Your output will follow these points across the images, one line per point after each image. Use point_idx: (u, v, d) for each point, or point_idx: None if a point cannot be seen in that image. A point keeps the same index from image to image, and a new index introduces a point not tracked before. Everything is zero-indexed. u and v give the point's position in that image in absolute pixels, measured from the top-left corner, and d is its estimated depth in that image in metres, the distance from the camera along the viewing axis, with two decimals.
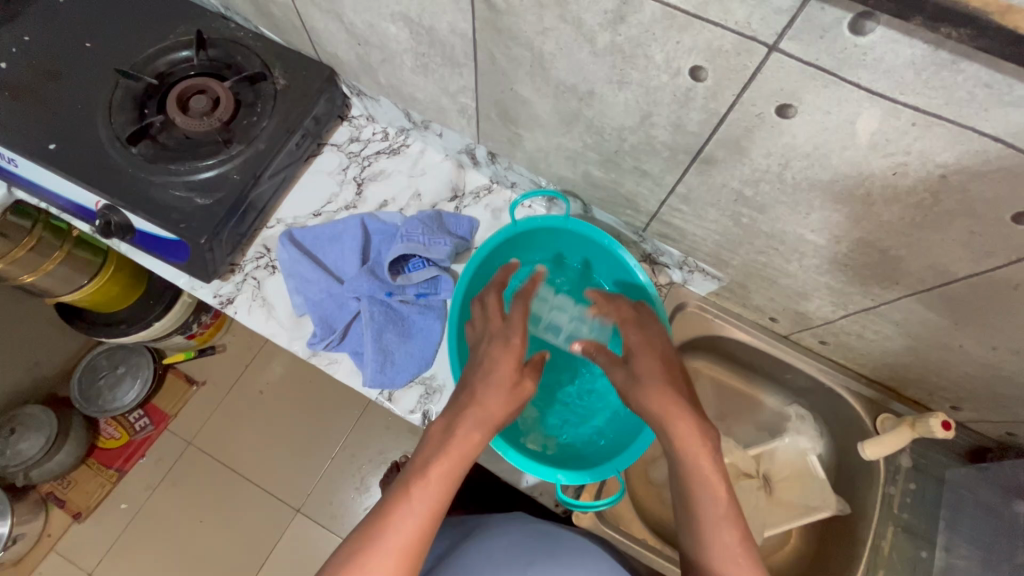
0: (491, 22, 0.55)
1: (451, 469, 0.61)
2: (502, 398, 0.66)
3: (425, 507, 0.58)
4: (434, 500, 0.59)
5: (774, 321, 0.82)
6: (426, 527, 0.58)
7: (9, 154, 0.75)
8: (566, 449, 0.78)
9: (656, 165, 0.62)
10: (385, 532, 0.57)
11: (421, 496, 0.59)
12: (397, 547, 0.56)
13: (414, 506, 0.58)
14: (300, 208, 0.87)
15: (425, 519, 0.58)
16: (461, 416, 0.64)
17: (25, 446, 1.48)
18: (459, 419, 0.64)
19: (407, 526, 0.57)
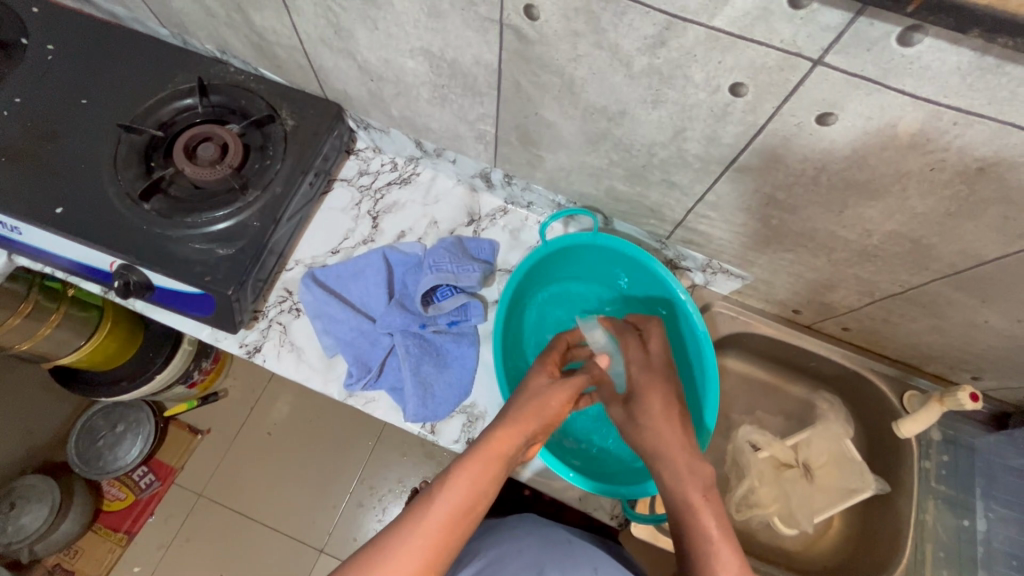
0: (520, 52, 0.56)
1: (486, 475, 0.58)
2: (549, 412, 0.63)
3: (457, 508, 0.56)
4: (467, 496, 0.57)
5: (797, 313, 0.85)
6: (454, 530, 0.56)
7: (12, 223, 0.72)
8: (614, 462, 0.79)
9: (686, 177, 0.64)
10: (411, 532, 0.54)
11: (453, 497, 0.56)
12: (423, 546, 0.54)
13: (444, 506, 0.56)
14: (317, 247, 0.86)
15: (453, 520, 0.56)
16: (499, 422, 0.62)
17: (26, 520, 1.40)
18: (497, 424, 0.62)
19: (435, 526, 0.55)
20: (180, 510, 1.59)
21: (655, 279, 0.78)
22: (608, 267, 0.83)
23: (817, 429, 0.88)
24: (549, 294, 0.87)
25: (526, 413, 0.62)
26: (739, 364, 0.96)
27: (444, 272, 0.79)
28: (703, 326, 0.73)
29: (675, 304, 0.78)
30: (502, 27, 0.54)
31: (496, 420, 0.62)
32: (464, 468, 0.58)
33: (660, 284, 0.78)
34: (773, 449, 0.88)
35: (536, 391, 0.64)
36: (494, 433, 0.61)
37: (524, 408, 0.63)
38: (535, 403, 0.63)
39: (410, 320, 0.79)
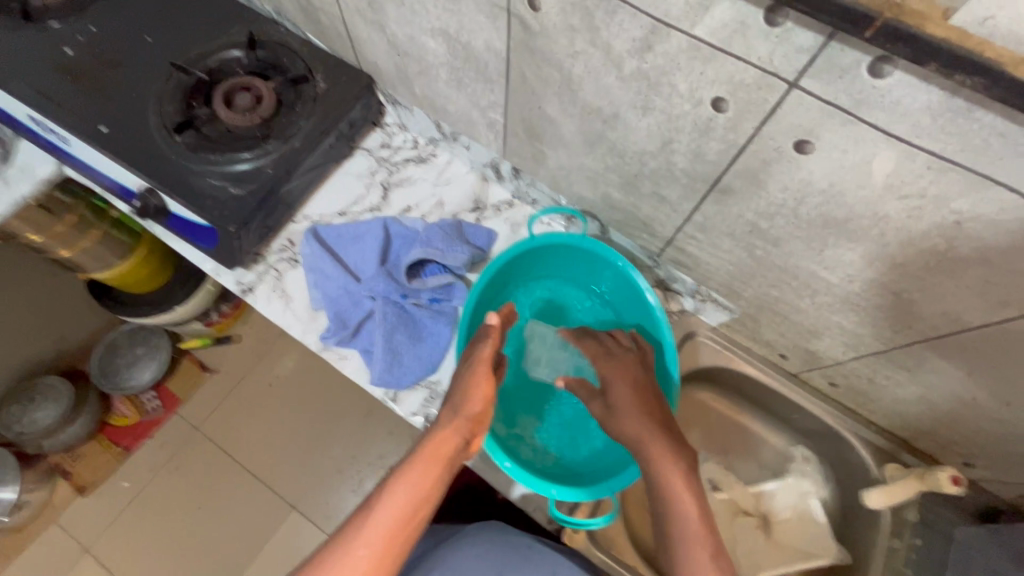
0: (525, 43, 0.58)
1: (423, 478, 0.60)
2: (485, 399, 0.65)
3: (397, 515, 0.58)
4: (409, 499, 0.59)
5: (784, 358, 0.82)
6: (397, 535, 0.58)
7: (63, 133, 0.80)
8: (566, 464, 0.79)
9: (674, 192, 0.64)
10: (353, 539, 0.57)
11: (391, 505, 0.59)
12: (369, 554, 0.56)
13: (385, 514, 0.58)
14: (326, 207, 0.90)
15: (394, 526, 0.58)
16: (433, 428, 0.64)
17: (40, 415, 1.51)
18: (434, 429, 0.64)
19: (378, 533, 0.57)
20: (177, 439, 1.69)
21: (636, 292, 0.77)
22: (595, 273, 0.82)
23: (783, 483, 0.88)
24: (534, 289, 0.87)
25: (457, 412, 0.64)
26: (719, 401, 0.94)
27: (431, 250, 0.81)
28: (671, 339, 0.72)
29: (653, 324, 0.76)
30: (509, 15, 0.56)
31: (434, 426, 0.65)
32: (402, 475, 0.60)
33: (636, 293, 0.77)
34: (734, 494, 0.88)
35: (464, 385, 0.66)
36: (429, 438, 0.63)
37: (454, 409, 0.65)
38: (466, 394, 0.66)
39: (394, 288, 0.82)
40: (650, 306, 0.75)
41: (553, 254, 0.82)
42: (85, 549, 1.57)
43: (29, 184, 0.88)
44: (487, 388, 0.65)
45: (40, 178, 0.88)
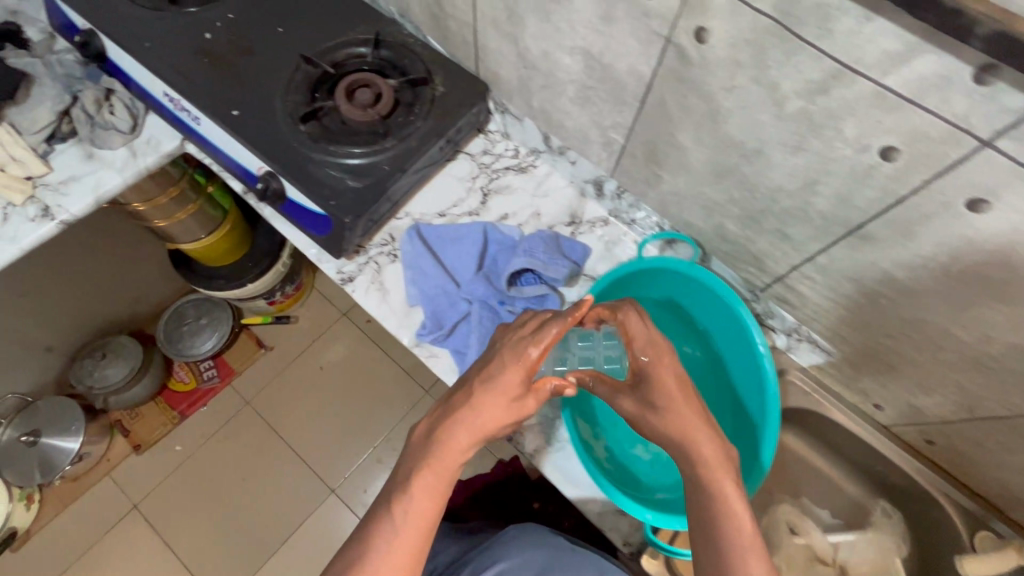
0: (676, 72, 0.58)
1: (431, 488, 0.53)
2: (512, 404, 0.57)
3: (414, 535, 0.50)
4: (427, 514, 0.52)
5: (877, 409, 0.80)
6: (413, 560, 0.50)
7: (196, 113, 0.85)
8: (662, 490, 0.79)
9: (802, 232, 0.63)
10: (363, 569, 0.49)
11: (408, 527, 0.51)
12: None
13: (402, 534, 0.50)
14: (427, 206, 0.93)
15: (412, 549, 0.50)
16: (440, 427, 0.55)
17: (110, 372, 1.56)
18: (444, 430, 0.55)
19: (389, 562, 0.49)
20: (229, 411, 1.74)
21: (742, 328, 0.74)
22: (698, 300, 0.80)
23: (863, 536, 0.88)
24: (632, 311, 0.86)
25: (476, 414, 0.55)
26: (795, 442, 0.93)
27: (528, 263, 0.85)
28: (776, 381, 0.69)
29: (756, 363, 0.73)
30: (667, 43, 0.56)
31: (440, 424, 0.56)
32: (414, 487, 0.52)
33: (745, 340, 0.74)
34: (811, 539, 0.88)
35: (487, 386, 0.57)
36: (439, 439, 0.55)
37: (464, 405, 0.56)
38: (488, 396, 0.56)
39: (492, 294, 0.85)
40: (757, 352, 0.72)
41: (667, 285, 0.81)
42: (133, 506, 1.62)
43: (154, 157, 0.92)
44: (510, 386, 0.57)
45: (164, 152, 0.93)
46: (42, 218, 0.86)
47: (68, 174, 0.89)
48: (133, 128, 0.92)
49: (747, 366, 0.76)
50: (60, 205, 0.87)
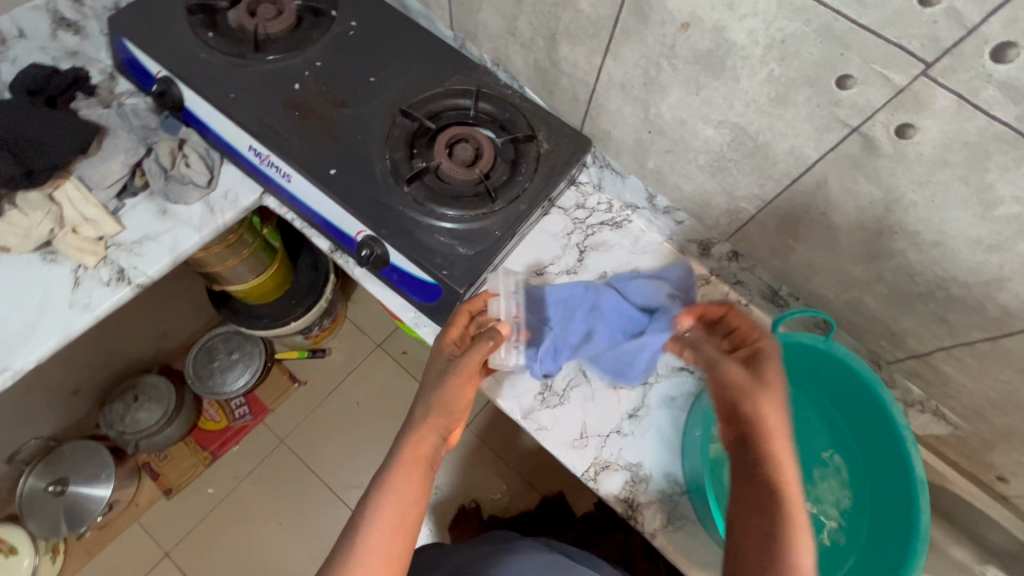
0: (854, 159, 0.56)
1: (405, 490, 0.59)
2: (463, 393, 0.66)
3: (395, 526, 0.57)
4: (407, 502, 0.58)
5: (1001, 480, 0.79)
6: (399, 543, 0.57)
7: (287, 170, 0.79)
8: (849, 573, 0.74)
9: (966, 321, 0.61)
10: (354, 553, 0.55)
11: (383, 512, 0.57)
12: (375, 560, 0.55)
13: (382, 525, 0.57)
14: (524, 265, 0.89)
15: (395, 531, 0.57)
16: (409, 431, 0.64)
17: (142, 416, 1.49)
18: (414, 430, 0.64)
19: (375, 543, 0.56)
20: (262, 449, 1.67)
21: (877, 408, 0.71)
22: (824, 373, 0.78)
23: None
24: None
25: (433, 409, 0.64)
26: None
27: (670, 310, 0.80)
28: (922, 469, 0.66)
29: (895, 446, 0.70)
30: (852, 132, 0.54)
31: (413, 422, 0.64)
32: (389, 481, 0.59)
33: (891, 432, 0.71)
34: None
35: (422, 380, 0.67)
36: (410, 438, 0.63)
37: (436, 406, 0.65)
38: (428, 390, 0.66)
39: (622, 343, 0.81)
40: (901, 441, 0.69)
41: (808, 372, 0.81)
42: (166, 553, 1.55)
43: (232, 212, 0.86)
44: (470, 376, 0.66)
45: (243, 207, 0.87)
46: (118, 282, 0.80)
47: (141, 232, 0.83)
48: (210, 181, 0.86)
49: (884, 447, 0.73)
50: (136, 268, 0.81)
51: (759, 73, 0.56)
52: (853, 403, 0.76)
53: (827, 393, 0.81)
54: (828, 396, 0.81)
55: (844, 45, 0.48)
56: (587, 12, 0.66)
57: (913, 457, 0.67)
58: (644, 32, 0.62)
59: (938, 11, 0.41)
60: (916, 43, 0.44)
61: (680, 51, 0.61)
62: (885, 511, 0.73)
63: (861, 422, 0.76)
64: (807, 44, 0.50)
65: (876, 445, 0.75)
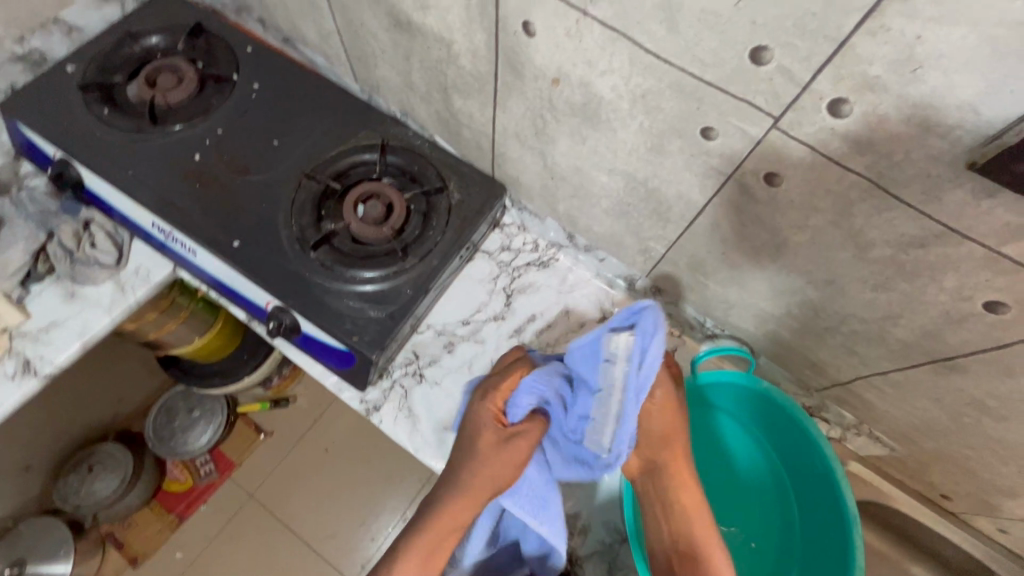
0: (737, 204, 0.54)
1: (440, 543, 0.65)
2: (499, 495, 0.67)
3: None
4: None
5: (946, 498, 0.77)
6: None
7: (190, 245, 0.77)
8: None
9: (874, 352, 0.59)
10: None
11: None
12: None
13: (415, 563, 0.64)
14: (449, 315, 0.86)
15: None
16: (447, 494, 0.66)
17: (98, 487, 1.45)
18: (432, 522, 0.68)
19: None
20: (229, 508, 1.61)
21: (807, 441, 0.70)
22: (752, 412, 0.76)
23: None
24: (701, 435, 0.81)
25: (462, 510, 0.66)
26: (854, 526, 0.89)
27: None
28: (854, 505, 0.64)
29: (827, 479, 0.68)
30: (728, 179, 0.52)
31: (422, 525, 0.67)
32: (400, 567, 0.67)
33: (821, 465, 0.69)
34: None
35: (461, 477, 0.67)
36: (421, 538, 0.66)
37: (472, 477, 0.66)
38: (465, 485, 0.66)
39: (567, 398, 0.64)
40: (834, 475, 0.66)
41: (739, 410, 0.78)
42: None
43: (144, 289, 0.84)
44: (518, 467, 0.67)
45: (155, 282, 0.85)
46: (24, 374, 0.77)
47: (48, 318, 0.81)
48: (119, 260, 0.83)
49: (818, 482, 0.71)
50: (43, 357, 0.78)
51: (631, 124, 0.54)
52: (791, 441, 0.73)
53: (756, 432, 0.78)
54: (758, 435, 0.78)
55: (698, 100, 0.46)
56: (468, 68, 0.65)
57: (844, 489, 0.65)
58: (523, 86, 0.61)
59: (771, 69, 0.40)
60: (761, 98, 0.42)
61: (558, 104, 0.59)
62: (823, 548, 0.70)
63: (798, 460, 0.74)
64: (665, 98, 0.49)
65: (811, 480, 0.72)
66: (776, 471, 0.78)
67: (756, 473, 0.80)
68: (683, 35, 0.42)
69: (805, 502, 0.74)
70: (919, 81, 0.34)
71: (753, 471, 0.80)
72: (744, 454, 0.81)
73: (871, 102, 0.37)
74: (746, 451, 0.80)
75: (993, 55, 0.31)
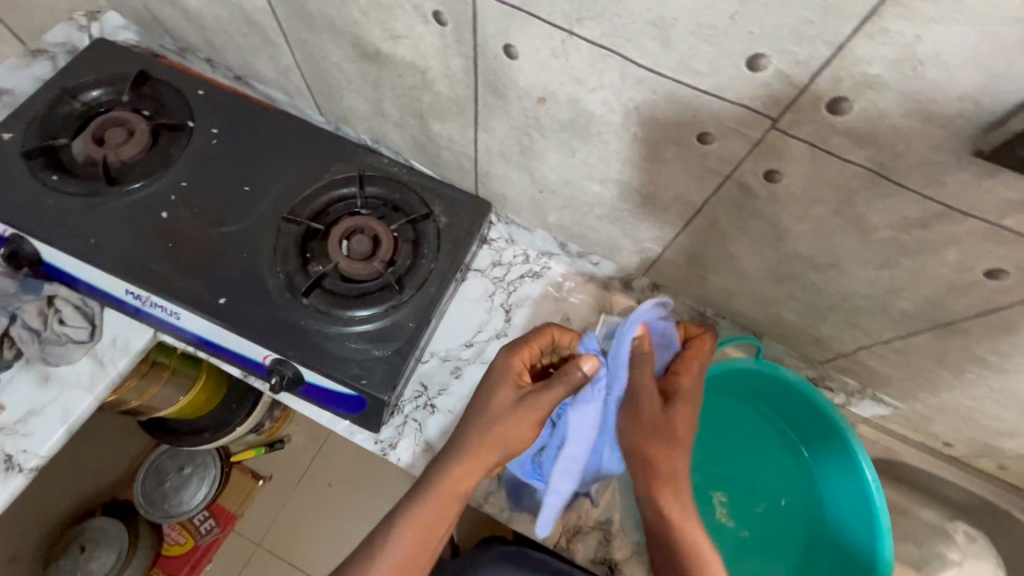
0: (735, 202, 0.55)
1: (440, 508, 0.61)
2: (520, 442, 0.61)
3: (424, 525, 0.61)
4: (434, 527, 0.61)
5: (948, 445, 0.81)
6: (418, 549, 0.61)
7: (173, 308, 0.73)
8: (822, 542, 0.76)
9: (877, 324, 0.62)
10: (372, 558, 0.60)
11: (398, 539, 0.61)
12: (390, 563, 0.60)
13: (414, 528, 0.61)
14: (451, 340, 0.84)
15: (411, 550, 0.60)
16: (453, 459, 0.61)
17: (94, 566, 1.35)
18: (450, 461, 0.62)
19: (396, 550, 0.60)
20: (238, 560, 1.55)
21: (807, 401, 0.72)
22: (748, 381, 0.78)
23: None
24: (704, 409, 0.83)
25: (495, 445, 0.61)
26: None
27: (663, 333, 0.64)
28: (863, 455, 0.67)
29: (833, 431, 0.71)
30: (727, 179, 0.53)
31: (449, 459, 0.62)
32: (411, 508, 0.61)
33: (823, 418, 0.71)
34: None
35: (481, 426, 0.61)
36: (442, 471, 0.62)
37: (479, 434, 0.61)
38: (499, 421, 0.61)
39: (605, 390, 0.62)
40: (840, 429, 0.69)
41: (735, 381, 0.79)
42: None
43: (126, 360, 0.79)
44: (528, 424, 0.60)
45: (135, 351, 0.79)
46: (8, 472, 0.72)
47: (24, 407, 0.75)
48: (92, 333, 0.78)
49: (822, 431, 0.73)
50: (26, 450, 0.73)
51: (624, 136, 0.54)
52: (818, 440, 0.75)
53: (756, 395, 0.80)
54: (758, 396, 0.80)
55: (695, 109, 0.47)
56: (446, 93, 0.64)
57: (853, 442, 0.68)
58: (506, 107, 0.60)
59: (769, 75, 0.40)
60: (759, 102, 0.43)
61: (545, 122, 0.58)
62: (839, 486, 0.73)
63: (812, 438, 0.76)
64: (660, 109, 0.49)
65: (819, 448, 0.75)
66: (780, 421, 0.81)
67: (760, 428, 0.83)
68: (678, 48, 0.42)
69: (811, 447, 0.77)
70: (920, 77, 0.36)
71: (759, 426, 0.83)
72: (746, 415, 0.83)
73: (872, 100, 0.38)
74: (747, 411, 0.83)
75: (995, 49, 0.32)
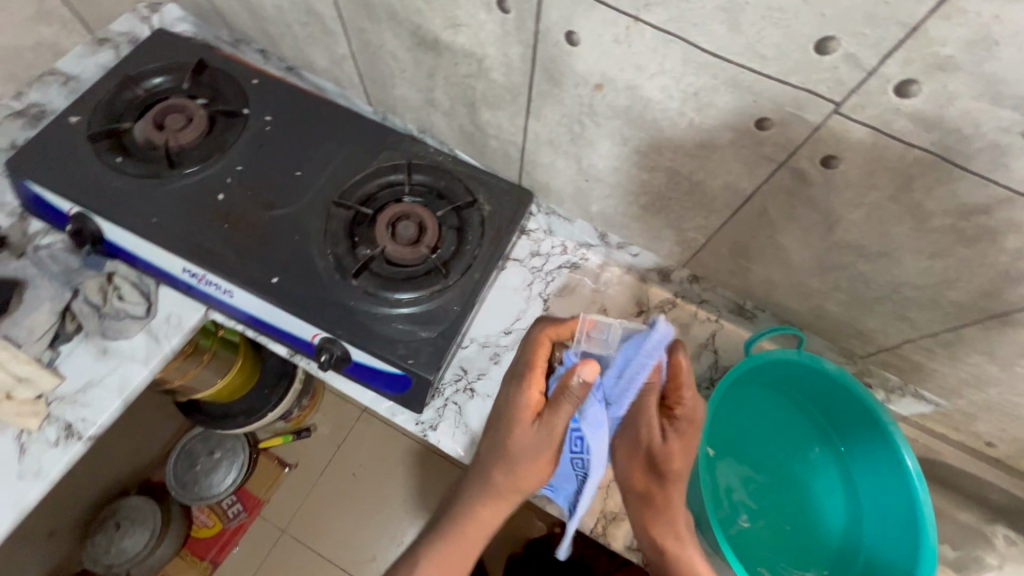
0: (788, 189, 0.56)
1: (465, 537, 0.64)
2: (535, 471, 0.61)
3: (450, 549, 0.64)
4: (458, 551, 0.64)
5: (990, 446, 0.80)
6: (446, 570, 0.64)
7: (227, 286, 0.76)
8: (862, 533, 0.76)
9: (926, 316, 0.62)
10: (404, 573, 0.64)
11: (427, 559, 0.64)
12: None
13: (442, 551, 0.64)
14: (490, 327, 0.86)
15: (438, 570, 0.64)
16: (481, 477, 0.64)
17: (128, 543, 1.39)
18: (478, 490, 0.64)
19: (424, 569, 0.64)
20: (264, 544, 1.58)
21: (849, 394, 0.72)
22: (785, 376, 0.78)
23: None
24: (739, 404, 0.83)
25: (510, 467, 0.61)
26: None
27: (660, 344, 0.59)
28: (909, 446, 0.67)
29: (874, 422, 0.71)
30: (782, 165, 0.54)
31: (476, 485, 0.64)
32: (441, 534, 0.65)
33: (863, 409, 0.72)
34: None
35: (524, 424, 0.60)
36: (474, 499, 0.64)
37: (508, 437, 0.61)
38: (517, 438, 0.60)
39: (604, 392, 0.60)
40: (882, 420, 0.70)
41: (771, 376, 0.80)
42: None
43: (179, 336, 0.82)
44: (546, 462, 0.60)
45: (188, 328, 0.82)
46: (68, 439, 0.75)
47: (83, 378, 0.78)
48: (148, 309, 0.81)
49: (862, 423, 0.74)
50: (84, 420, 0.76)
51: (680, 122, 0.55)
52: (861, 442, 0.75)
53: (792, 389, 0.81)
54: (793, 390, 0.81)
55: (756, 93, 0.48)
56: (500, 81, 0.65)
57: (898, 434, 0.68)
58: (560, 94, 0.61)
59: (836, 58, 0.42)
60: (824, 86, 0.44)
61: (599, 109, 0.60)
62: (877, 476, 0.74)
63: (848, 430, 0.77)
64: (719, 94, 0.50)
65: (857, 439, 0.76)
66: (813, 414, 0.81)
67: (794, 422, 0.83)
68: (745, 32, 0.44)
69: (847, 438, 0.78)
70: (993, 58, 0.36)
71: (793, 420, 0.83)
72: (781, 409, 0.83)
73: (943, 81, 0.39)
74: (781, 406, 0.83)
75: None
